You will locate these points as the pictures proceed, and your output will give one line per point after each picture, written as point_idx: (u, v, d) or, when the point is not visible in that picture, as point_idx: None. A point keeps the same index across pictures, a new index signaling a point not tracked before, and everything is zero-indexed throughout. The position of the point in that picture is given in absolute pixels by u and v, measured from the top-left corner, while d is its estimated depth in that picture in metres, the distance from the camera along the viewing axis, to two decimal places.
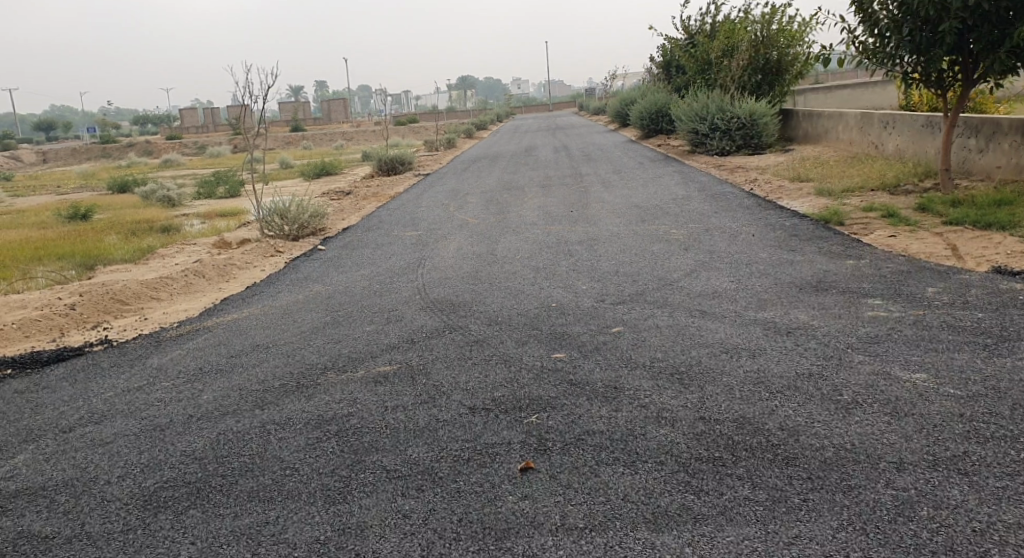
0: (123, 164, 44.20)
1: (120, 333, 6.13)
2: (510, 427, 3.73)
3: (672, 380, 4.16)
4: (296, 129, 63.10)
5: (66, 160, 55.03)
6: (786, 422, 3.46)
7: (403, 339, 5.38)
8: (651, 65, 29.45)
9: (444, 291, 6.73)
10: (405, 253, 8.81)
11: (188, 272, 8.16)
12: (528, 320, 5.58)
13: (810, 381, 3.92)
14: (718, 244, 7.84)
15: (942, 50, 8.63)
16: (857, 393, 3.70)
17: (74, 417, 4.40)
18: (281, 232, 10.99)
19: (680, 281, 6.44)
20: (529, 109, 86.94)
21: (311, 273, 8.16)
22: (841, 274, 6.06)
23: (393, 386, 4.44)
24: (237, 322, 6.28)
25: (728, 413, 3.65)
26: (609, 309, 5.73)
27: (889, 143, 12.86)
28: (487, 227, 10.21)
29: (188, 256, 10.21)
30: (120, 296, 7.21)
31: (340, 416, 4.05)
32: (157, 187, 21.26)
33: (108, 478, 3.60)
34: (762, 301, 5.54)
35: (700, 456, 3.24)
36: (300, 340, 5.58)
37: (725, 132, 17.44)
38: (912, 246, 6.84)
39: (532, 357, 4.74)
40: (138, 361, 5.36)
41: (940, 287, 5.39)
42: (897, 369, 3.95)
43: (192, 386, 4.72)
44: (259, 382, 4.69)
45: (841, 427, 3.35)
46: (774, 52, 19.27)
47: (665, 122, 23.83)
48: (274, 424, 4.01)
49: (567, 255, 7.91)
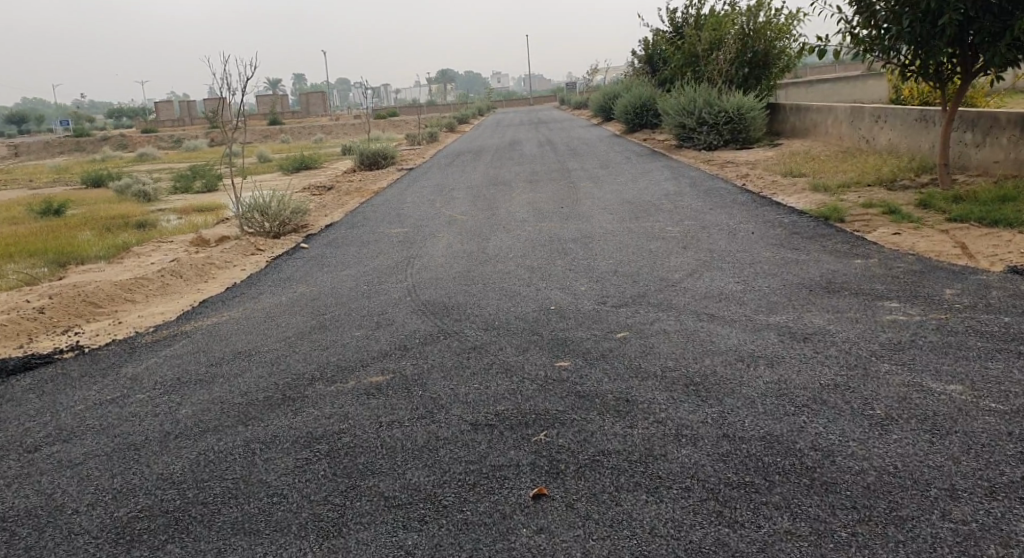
0: (96, 158, 43.12)
1: (92, 339, 5.74)
2: (517, 447, 3.44)
3: (687, 391, 3.89)
4: (274, 122, 62.41)
5: (36, 154, 53.82)
6: (818, 441, 3.22)
7: (394, 345, 5.06)
8: (635, 60, 29.23)
9: (436, 293, 6.40)
10: (392, 252, 8.47)
11: (165, 272, 7.75)
12: (527, 324, 5.29)
13: (838, 394, 3.66)
14: (718, 242, 7.58)
15: (942, 42, 8.41)
16: (891, 407, 3.47)
17: (40, 435, 3.98)
18: (262, 228, 10.62)
19: (683, 281, 6.17)
20: (510, 102, 86.49)
21: (295, 273, 7.81)
22: (852, 275, 5.82)
23: (387, 399, 4.11)
24: (218, 326, 5.90)
25: (753, 430, 3.39)
26: (612, 312, 5.45)
27: (881, 137, 12.71)
28: (477, 223, 9.88)
29: (163, 255, 9.78)
30: (92, 299, 6.79)
31: (331, 433, 3.72)
32: (132, 182, 20.61)
33: (75, 506, 3.21)
34: (773, 304, 5.28)
35: (730, 481, 3.00)
36: (285, 346, 5.24)
37: (713, 127, 17.23)
38: (919, 244, 6.66)
39: (534, 366, 4.44)
40: (111, 370, 4.96)
41: (957, 289, 5.17)
42: (929, 380, 3.72)
43: (170, 399, 4.34)
44: (242, 395, 4.34)
45: (881, 447, 3.13)
46: (761, 44, 19.06)
47: (650, 116, 23.61)
48: (258, 443, 3.67)
49: (562, 254, 7.62)
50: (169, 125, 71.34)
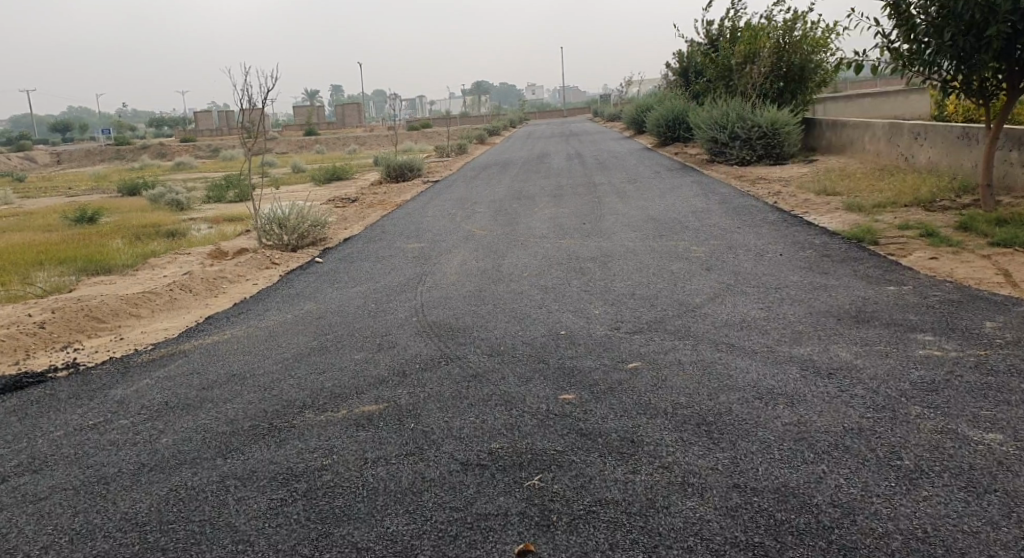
0: (134, 166, 43.89)
1: (90, 356, 5.62)
2: (507, 493, 3.16)
3: (697, 432, 3.58)
4: (308, 132, 63.34)
5: (79, 162, 55.06)
6: (838, 497, 2.89)
7: (393, 371, 4.81)
8: (669, 73, 28.93)
9: (444, 313, 6.18)
10: (405, 268, 8.27)
11: (174, 287, 7.65)
12: (533, 351, 5.02)
13: (862, 440, 3.32)
14: (743, 264, 7.24)
15: (986, 56, 7.94)
16: (920, 457, 3.12)
17: (11, 465, 3.81)
18: (280, 241, 10.51)
19: (703, 307, 5.84)
20: (543, 114, 86.76)
21: (305, 288, 7.65)
22: (883, 303, 5.45)
23: (376, 432, 3.87)
24: (217, 345, 5.74)
25: (766, 480, 3.07)
26: (624, 340, 5.15)
27: (920, 154, 12.22)
28: (495, 239, 9.66)
29: (179, 268, 9.72)
30: (96, 314, 6.69)
31: (312, 470, 3.49)
32: (163, 191, 20.83)
33: (27, 549, 3.01)
34: (796, 334, 4.93)
35: (736, 541, 2.69)
36: (281, 369, 5.04)
37: (745, 141, 16.83)
38: (957, 270, 6.24)
39: (536, 399, 4.16)
40: (99, 392, 4.81)
41: (1000, 322, 4.78)
42: (965, 427, 3.36)
43: (152, 427, 4.16)
44: (227, 423, 4.14)
45: (909, 506, 2.79)
46: (797, 57, 18.58)
47: (683, 130, 23.25)
48: (235, 480, 3.45)
49: (579, 274, 7.35)
50: (209, 134, 72.71)
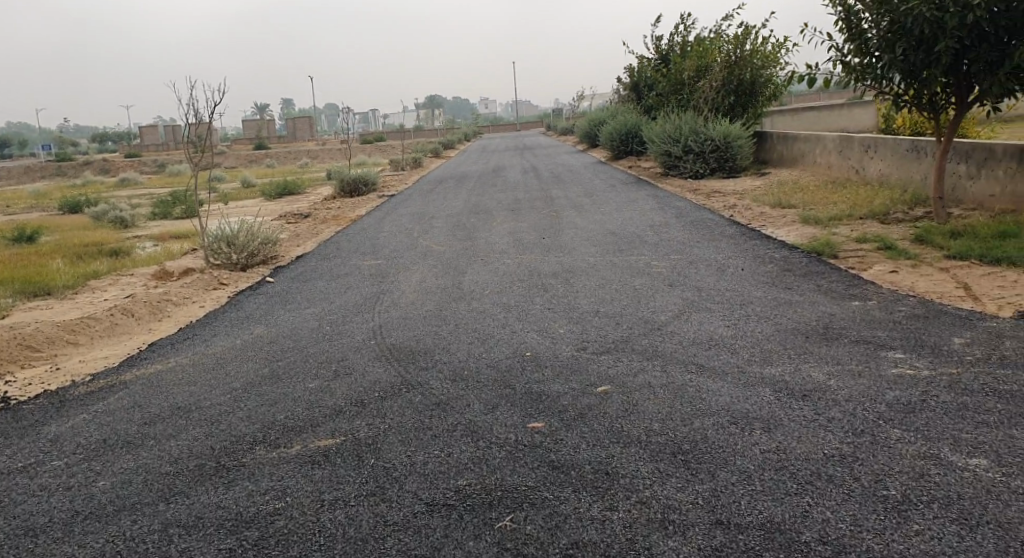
0: (76, 182, 42.37)
1: (22, 389, 5.21)
2: (478, 536, 2.94)
3: (674, 462, 3.42)
4: (258, 146, 62.31)
5: (17, 178, 52.95)
6: (827, 533, 2.74)
7: (349, 401, 4.53)
8: (622, 87, 29.20)
9: (403, 336, 5.92)
10: (362, 287, 7.99)
11: (115, 311, 7.21)
12: (498, 375, 4.80)
13: (845, 468, 3.20)
14: (706, 279, 7.16)
15: (936, 71, 8.08)
16: (907, 486, 3.01)
17: None
18: (229, 260, 10.09)
19: (669, 325, 5.71)
20: (497, 127, 87.07)
21: (256, 310, 7.31)
22: (849, 319, 5.40)
23: (333, 470, 3.60)
24: (160, 375, 5.37)
25: (750, 515, 2.91)
26: (592, 361, 4.98)
27: (870, 167, 12.43)
28: (453, 255, 9.44)
29: (120, 290, 9.23)
30: (29, 342, 6.24)
31: (264, 515, 3.21)
32: (106, 208, 20.02)
33: None
34: (766, 353, 4.82)
35: None
36: (229, 400, 4.72)
37: (699, 155, 16.96)
38: (918, 284, 6.26)
39: (503, 429, 3.94)
40: (30, 430, 4.42)
41: (966, 338, 4.75)
42: (948, 452, 3.26)
43: (88, 469, 3.81)
44: (170, 463, 3.81)
45: (902, 542, 2.66)
46: (747, 72, 18.88)
47: (636, 143, 23.41)
48: (178, 528, 3.15)
49: (541, 291, 7.17)
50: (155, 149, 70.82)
